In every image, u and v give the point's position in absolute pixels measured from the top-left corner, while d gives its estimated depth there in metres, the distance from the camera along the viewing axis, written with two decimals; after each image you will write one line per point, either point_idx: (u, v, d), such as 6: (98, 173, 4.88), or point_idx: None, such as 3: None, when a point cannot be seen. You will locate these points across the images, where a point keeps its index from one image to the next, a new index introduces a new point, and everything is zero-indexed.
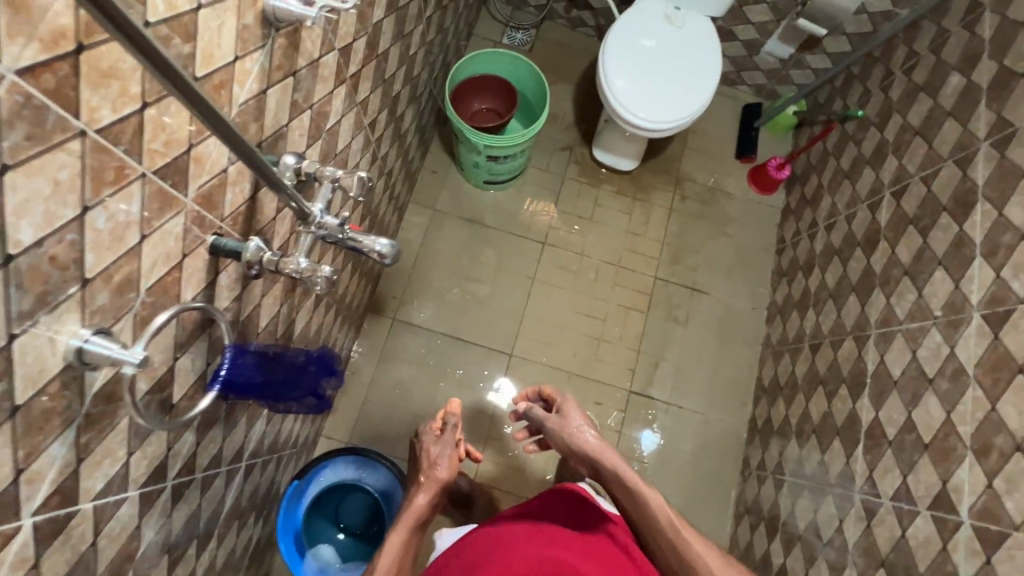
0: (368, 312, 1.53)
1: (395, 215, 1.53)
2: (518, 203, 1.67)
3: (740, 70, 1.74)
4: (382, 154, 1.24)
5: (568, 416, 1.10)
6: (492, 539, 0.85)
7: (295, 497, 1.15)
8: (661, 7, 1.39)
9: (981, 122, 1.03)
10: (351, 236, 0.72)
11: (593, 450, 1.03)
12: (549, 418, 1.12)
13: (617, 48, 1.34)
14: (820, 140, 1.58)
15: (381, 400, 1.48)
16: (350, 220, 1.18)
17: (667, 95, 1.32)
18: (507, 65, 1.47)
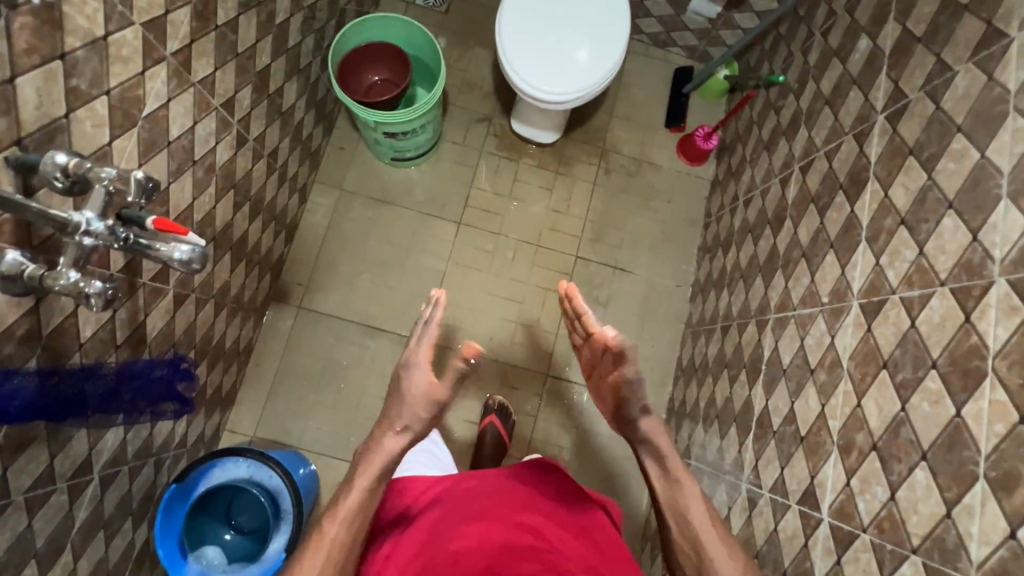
0: (272, 300, 1.46)
1: (296, 197, 1.44)
2: (433, 181, 1.58)
3: (669, 31, 1.63)
4: (255, 135, 1.14)
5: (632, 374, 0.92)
6: (476, 503, 0.85)
7: (176, 498, 1.08)
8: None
9: (880, 93, 0.95)
10: (151, 241, 0.66)
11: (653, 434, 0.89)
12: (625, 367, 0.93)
13: (513, 13, 1.23)
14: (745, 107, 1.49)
15: (287, 391, 1.43)
16: (221, 209, 1.09)
17: (568, 65, 1.21)
18: (401, 32, 1.37)
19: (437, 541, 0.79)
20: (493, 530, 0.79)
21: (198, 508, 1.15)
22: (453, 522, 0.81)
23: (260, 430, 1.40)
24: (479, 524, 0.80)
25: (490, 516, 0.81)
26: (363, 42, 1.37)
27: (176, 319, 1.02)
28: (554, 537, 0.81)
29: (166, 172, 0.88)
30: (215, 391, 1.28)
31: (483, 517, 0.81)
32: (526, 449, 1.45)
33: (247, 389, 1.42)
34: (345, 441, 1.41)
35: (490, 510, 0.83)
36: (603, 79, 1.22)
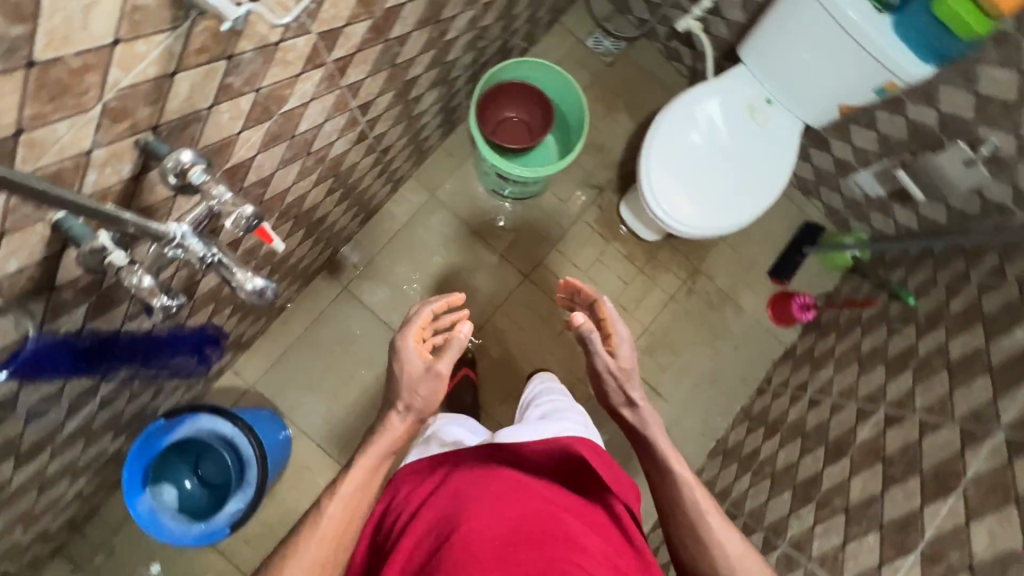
0: (324, 269, 1.46)
1: (388, 187, 1.42)
2: (520, 225, 1.54)
3: (819, 184, 1.51)
4: (377, 133, 1.12)
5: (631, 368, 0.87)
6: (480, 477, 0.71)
7: (155, 434, 1.12)
8: (749, 94, 1.21)
9: (1013, 406, 0.85)
10: (229, 263, 0.65)
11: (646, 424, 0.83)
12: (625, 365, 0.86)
13: (679, 118, 1.19)
14: (854, 307, 1.39)
15: (299, 359, 1.44)
16: (314, 193, 1.08)
17: (697, 195, 1.18)
18: (560, 88, 1.32)
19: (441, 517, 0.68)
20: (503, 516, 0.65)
21: (173, 448, 1.18)
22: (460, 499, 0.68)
23: (259, 384, 1.42)
24: (486, 501, 0.66)
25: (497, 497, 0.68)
26: (519, 78, 1.32)
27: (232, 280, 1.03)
28: (581, 530, 0.67)
29: (279, 160, 0.87)
30: (237, 337, 1.30)
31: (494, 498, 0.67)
32: None
33: (265, 341, 1.43)
34: (329, 430, 1.42)
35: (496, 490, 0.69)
36: (718, 230, 1.17)
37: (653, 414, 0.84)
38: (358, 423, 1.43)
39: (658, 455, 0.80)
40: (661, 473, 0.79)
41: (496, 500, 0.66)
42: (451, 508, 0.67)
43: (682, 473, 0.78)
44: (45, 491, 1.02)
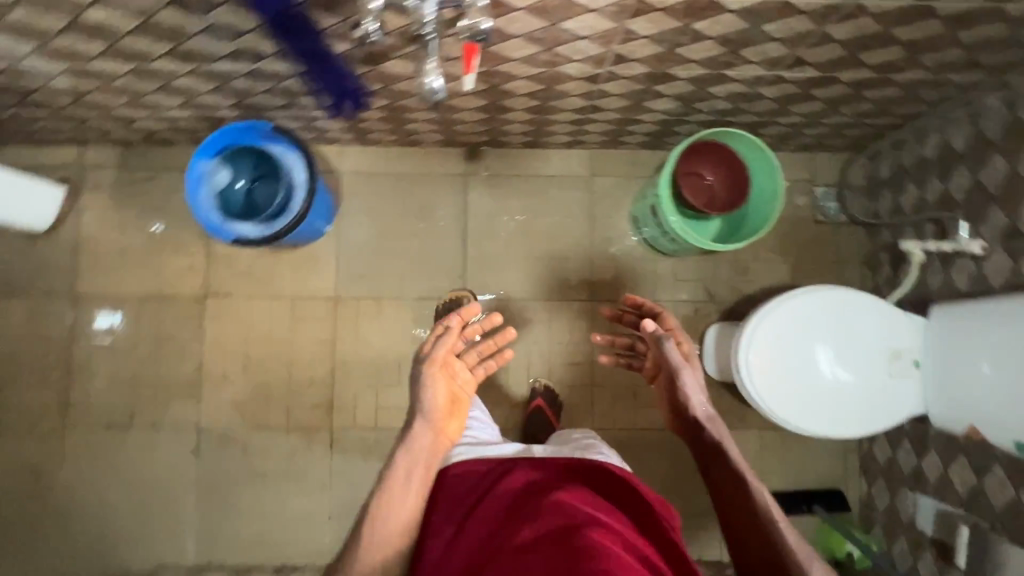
0: (466, 147, 1.52)
1: (568, 139, 1.45)
2: (625, 263, 1.52)
3: (881, 473, 1.39)
4: (605, 89, 1.14)
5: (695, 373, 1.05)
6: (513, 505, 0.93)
7: (256, 132, 1.23)
8: (901, 339, 1.12)
9: None
10: (433, 53, 0.78)
11: (717, 432, 1.01)
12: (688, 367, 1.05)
13: (833, 299, 1.12)
14: None
15: (387, 188, 1.51)
16: (522, 86, 1.12)
17: (786, 365, 1.11)
18: (763, 193, 1.27)
19: (503, 528, 0.89)
20: (527, 525, 0.85)
21: (252, 157, 1.27)
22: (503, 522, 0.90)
23: (346, 176, 1.50)
24: (518, 523, 0.87)
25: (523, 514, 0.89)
26: (744, 155, 1.28)
27: (409, 83, 1.09)
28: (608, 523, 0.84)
29: (527, 33, 0.91)
30: (368, 129, 1.37)
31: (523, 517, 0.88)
32: (387, 427, 1.46)
33: (378, 152, 1.51)
34: (356, 254, 1.50)
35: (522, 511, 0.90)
36: (770, 404, 1.10)
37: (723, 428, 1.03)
38: (378, 272, 1.50)
39: (732, 476, 0.95)
40: (736, 493, 0.94)
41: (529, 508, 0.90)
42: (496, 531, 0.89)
43: (757, 490, 0.93)
44: (162, 90, 1.15)
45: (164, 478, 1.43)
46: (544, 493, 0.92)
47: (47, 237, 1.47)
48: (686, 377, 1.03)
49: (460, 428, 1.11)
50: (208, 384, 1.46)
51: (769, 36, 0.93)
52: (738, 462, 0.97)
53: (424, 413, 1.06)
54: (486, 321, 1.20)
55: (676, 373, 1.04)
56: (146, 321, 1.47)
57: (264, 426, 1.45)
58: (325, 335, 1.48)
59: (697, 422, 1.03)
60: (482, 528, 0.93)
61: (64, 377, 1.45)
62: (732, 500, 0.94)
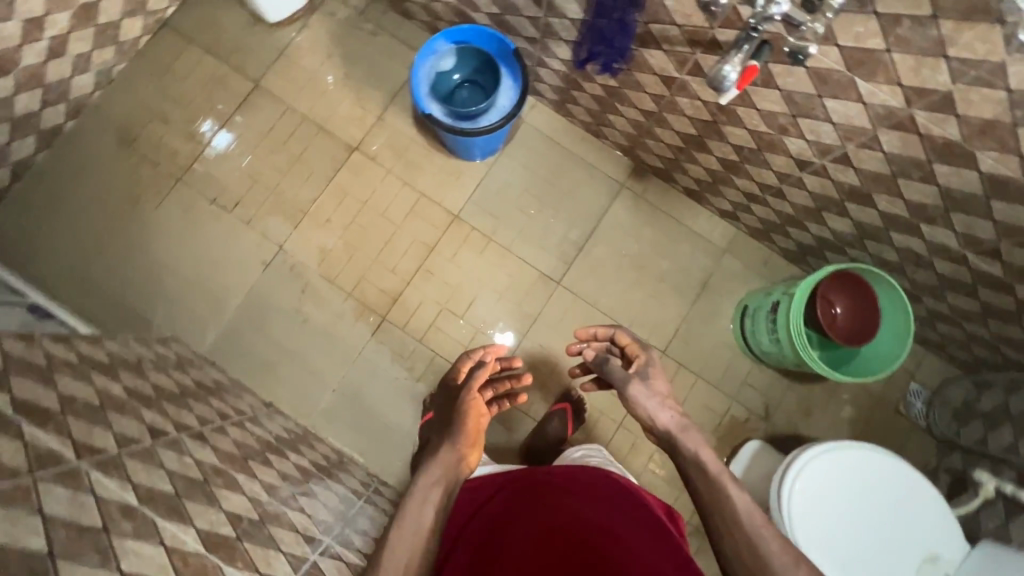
0: (636, 164, 1.59)
1: (728, 208, 1.50)
2: (709, 341, 1.54)
3: None
4: (802, 180, 1.20)
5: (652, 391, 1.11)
6: (508, 503, 0.98)
7: (496, 44, 1.33)
8: (938, 544, 1.10)
9: None
10: (744, 51, 0.86)
11: (686, 440, 1.00)
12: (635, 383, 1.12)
13: (896, 475, 1.12)
14: None
15: (553, 156, 1.59)
16: (738, 136, 1.19)
17: (827, 502, 1.10)
18: (883, 347, 1.31)
19: (497, 523, 0.93)
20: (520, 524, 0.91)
21: (477, 63, 1.39)
22: (500, 515, 0.95)
23: (525, 125, 1.59)
24: (512, 521, 0.92)
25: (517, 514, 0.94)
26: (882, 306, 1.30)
27: (650, 77, 1.17)
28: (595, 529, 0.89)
29: (790, 91, 0.98)
30: (573, 99, 1.46)
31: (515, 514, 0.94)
32: (429, 345, 1.50)
33: (564, 124, 1.60)
34: (494, 191, 1.57)
35: (516, 511, 0.95)
36: (795, 525, 1.08)
37: (700, 435, 1.01)
38: (502, 216, 1.56)
39: (707, 479, 0.93)
40: (709, 492, 0.91)
41: (522, 509, 0.95)
42: (491, 523, 0.94)
43: (731, 492, 0.90)
44: None
45: (227, 272, 1.50)
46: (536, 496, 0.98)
47: (266, 27, 1.61)
48: (632, 387, 1.11)
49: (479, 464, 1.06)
50: (310, 218, 1.53)
51: (989, 213, 0.97)
52: (709, 462, 0.95)
53: (449, 439, 1.02)
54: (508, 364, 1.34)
55: (629, 389, 1.12)
56: (297, 140, 1.57)
57: (331, 280, 1.51)
58: (426, 240, 1.54)
59: (669, 433, 1.04)
60: (481, 529, 0.94)
61: (206, 141, 1.55)
62: (701, 498, 0.92)
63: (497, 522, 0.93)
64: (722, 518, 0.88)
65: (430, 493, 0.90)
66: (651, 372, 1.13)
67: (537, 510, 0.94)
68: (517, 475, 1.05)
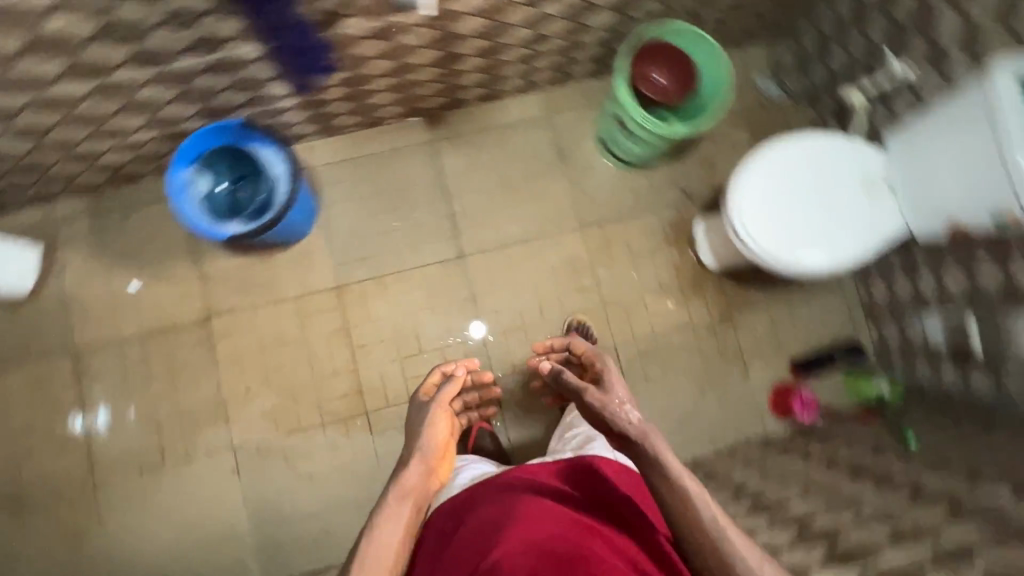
0: (427, 115, 1.57)
1: (520, 82, 1.53)
2: (605, 186, 1.59)
3: (887, 313, 1.48)
4: (542, 12, 1.22)
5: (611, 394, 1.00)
6: (500, 504, 0.88)
7: (229, 131, 1.24)
8: (881, 171, 1.22)
9: (952, 539, 0.81)
10: None
11: (652, 445, 0.90)
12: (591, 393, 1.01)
13: (799, 151, 1.21)
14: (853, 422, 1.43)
15: (363, 172, 1.54)
16: (469, 23, 1.19)
17: (774, 214, 1.19)
18: (711, 87, 1.37)
19: (486, 525, 0.84)
20: (513, 523, 0.81)
21: (226, 159, 1.28)
22: (488, 518, 0.85)
23: (319, 169, 1.53)
24: (503, 522, 0.82)
25: (507, 515, 0.84)
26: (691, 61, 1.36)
27: (364, 43, 1.14)
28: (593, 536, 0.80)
29: None
30: (331, 115, 1.42)
31: (507, 515, 0.84)
32: None
33: (346, 140, 1.55)
34: (348, 239, 1.52)
35: (506, 512, 0.85)
36: (764, 251, 1.18)
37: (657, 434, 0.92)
38: (373, 252, 1.53)
39: (669, 486, 0.85)
40: (676, 503, 0.84)
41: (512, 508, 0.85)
42: (481, 526, 0.84)
43: (695, 494, 0.84)
44: (127, 109, 1.18)
45: (212, 508, 1.40)
46: (526, 496, 0.89)
47: (32, 301, 1.44)
48: (591, 394, 1.01)
49: (447, 473, 1.09)
50: (233, 402, 1.44)
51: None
52: (673, 466, 0.87)
53: (422, 450, 1.04)
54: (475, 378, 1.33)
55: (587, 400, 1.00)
56: (155, 358, 1.45)
57: (298, 429, 1.44)
58: (338, 325, 1.49)
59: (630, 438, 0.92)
60: (470, 532, 0.84)
61: (83, 434, 1.41)
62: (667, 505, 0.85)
63: (487, 524, 0.83)
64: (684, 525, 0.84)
65: (399, 512, 0.92)
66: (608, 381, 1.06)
67: (523, 509, 0.84)
68: (503, 481, 0.96)
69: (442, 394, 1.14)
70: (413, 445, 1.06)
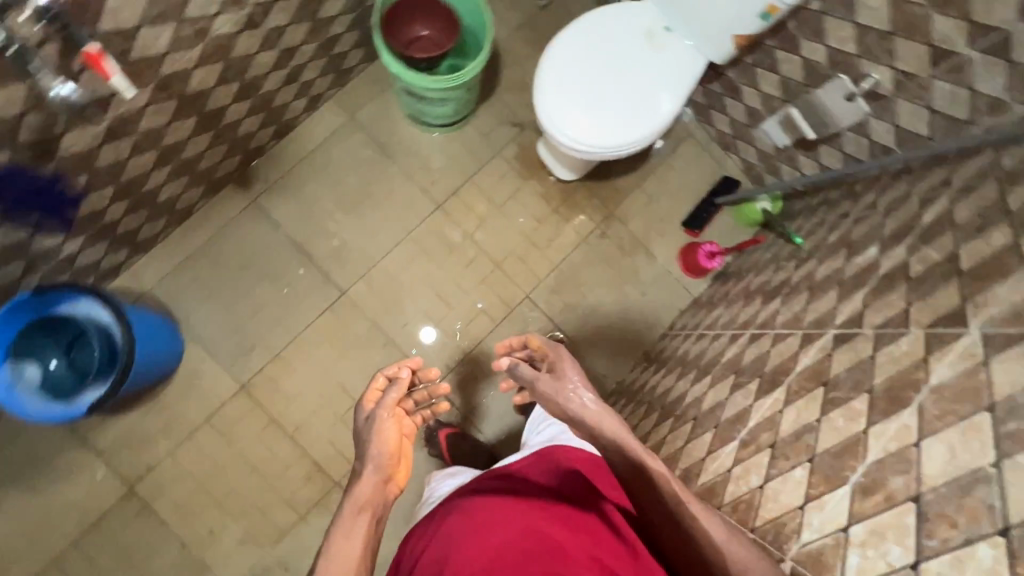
0: (233, 180, 1.46)
1: (301, 102, 1.44)
2: (441, 156, 1.55)
3: (736, 137, 1.53)
4: (271, 27, 1.13)
5: (564, 374, 0.88)
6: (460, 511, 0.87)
7: (26, 306, 1.11)
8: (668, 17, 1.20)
9: (847, 309, 0.86)
10: (41, 65, 0.79)
11: (609, 429, 0.78)
12: (541, 379, 0.89)
13: (579, 41, 1.19)
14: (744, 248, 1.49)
15: (202, 267, 1.44)
16: (204, 75, 1.08)
17: (586, 111, 1.16)
18: (476, 24, 1.32)
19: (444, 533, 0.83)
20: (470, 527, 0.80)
21: (41, 331, 1.16)
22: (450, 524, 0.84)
23: (156, 289, 1.41)
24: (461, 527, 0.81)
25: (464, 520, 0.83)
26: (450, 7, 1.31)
27: (105, 150, 1.03)
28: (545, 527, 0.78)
29: (141, 15, 0.88)
30: (131, 232, 1.29)
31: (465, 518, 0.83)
32: None
33: (167, 246, 1.43)
34: (226, 338, 1.43)
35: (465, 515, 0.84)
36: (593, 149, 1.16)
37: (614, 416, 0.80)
38: (257, 336, 1.44)
39: (629, 469, 0.73)
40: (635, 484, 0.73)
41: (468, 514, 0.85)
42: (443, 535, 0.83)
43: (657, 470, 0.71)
44: None
45: None
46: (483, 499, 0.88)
47: None
48: (542, 384, 0.89)
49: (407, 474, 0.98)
50: (202, 551, 1.35)
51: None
52: (633, 444, 0.75)
53: (374, 460, 0.92)
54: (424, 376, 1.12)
55: (538, 390, 0.90)
56: (100, 557, 1.33)
57: (280, 536, 1.37)
58: (263, 421, 1.41)
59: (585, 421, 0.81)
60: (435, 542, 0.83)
61: None
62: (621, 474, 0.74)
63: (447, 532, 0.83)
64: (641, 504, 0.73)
65: (354, 529, 0.83)
66: (559, 361, 0.92)
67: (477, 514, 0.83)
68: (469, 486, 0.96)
69: (387, 399, 0.99)
70: (363, 455, 0.94)
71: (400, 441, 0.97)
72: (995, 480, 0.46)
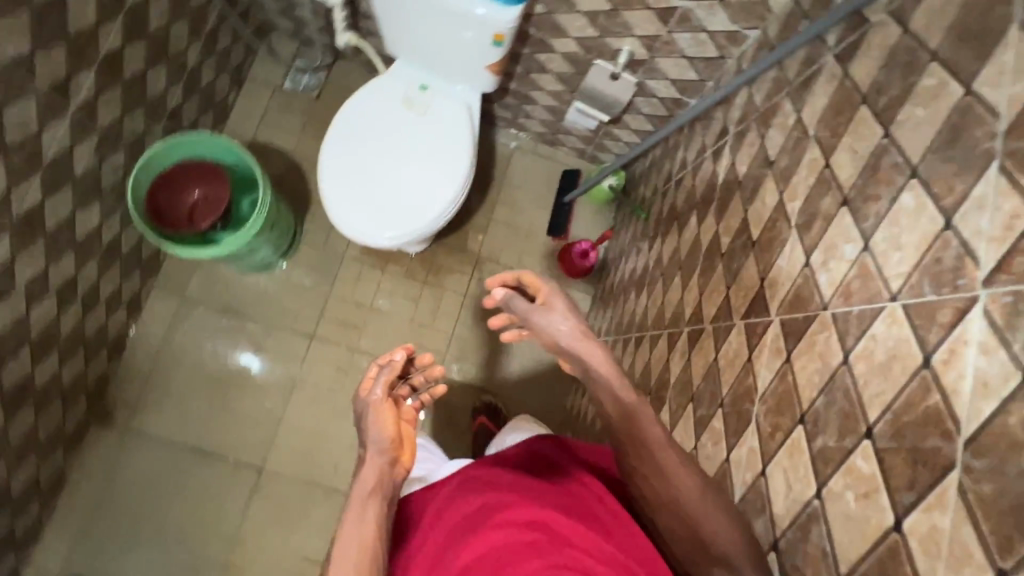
0: (92, 420, 1.35)
1: (121, 312, 1.34)
2: (291, 287, 1.48)
3: (555, 133, 1.52)
4: (31, 281, 1.02)
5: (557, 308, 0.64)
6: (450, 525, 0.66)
7: None
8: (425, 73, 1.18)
9: (691, 297, 0.84)
10: None
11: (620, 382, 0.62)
12: (534, 310, 0.64)
13: (342, 139, 1.14)
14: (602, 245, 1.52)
15: (104, 521, 1.32)
16: None
17: (382, 202, 1.11)
18: (240, 160, 1.25)
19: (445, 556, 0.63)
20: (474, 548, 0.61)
21: None
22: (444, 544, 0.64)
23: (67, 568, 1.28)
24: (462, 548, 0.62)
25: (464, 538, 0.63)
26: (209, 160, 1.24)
27: None
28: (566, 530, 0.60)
29: None
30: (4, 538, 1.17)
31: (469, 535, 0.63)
32: None
33: (57, 520, 1.30)
34: None
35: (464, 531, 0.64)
36: (405, 232, 1.10)
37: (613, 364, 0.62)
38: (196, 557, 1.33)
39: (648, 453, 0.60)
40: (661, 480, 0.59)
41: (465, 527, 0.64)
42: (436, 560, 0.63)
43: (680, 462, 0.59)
44: None
45: None
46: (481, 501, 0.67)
47: None
48: (540, 320, 0.64)
49: None
50: None
51: (17, 108, 0.88)
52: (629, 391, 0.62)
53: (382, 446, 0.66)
54: (421, 367, 0.77)
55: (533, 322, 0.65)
56: None
57: None
58: None
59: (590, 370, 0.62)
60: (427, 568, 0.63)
61: None
62: (618, 431, 0.62)
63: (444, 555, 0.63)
64: (652, 478, 0.60)
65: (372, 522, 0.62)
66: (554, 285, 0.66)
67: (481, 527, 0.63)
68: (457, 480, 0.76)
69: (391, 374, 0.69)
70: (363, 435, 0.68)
71: (404, 423, 0.70)
72: (822, 517, 0.44)
